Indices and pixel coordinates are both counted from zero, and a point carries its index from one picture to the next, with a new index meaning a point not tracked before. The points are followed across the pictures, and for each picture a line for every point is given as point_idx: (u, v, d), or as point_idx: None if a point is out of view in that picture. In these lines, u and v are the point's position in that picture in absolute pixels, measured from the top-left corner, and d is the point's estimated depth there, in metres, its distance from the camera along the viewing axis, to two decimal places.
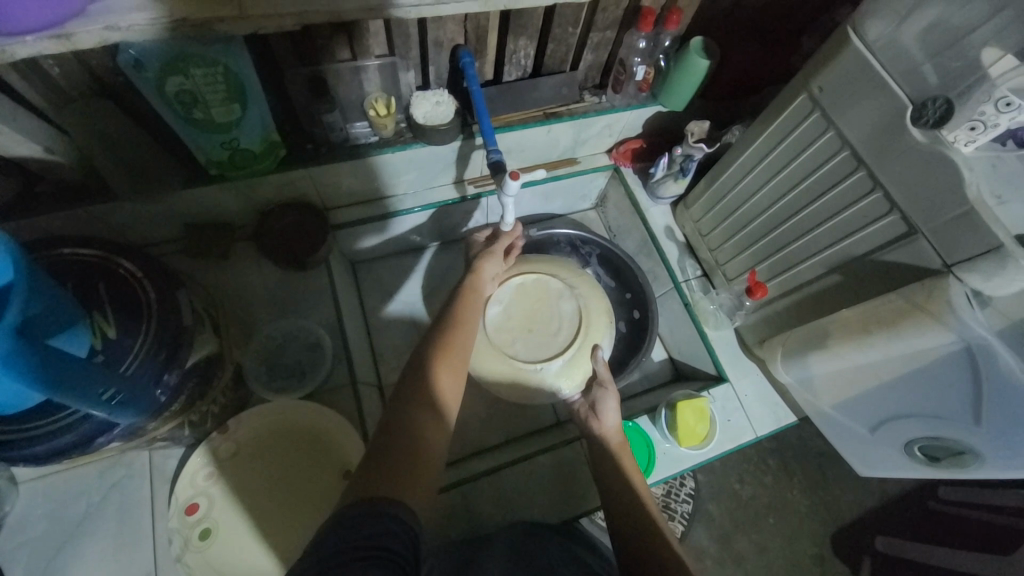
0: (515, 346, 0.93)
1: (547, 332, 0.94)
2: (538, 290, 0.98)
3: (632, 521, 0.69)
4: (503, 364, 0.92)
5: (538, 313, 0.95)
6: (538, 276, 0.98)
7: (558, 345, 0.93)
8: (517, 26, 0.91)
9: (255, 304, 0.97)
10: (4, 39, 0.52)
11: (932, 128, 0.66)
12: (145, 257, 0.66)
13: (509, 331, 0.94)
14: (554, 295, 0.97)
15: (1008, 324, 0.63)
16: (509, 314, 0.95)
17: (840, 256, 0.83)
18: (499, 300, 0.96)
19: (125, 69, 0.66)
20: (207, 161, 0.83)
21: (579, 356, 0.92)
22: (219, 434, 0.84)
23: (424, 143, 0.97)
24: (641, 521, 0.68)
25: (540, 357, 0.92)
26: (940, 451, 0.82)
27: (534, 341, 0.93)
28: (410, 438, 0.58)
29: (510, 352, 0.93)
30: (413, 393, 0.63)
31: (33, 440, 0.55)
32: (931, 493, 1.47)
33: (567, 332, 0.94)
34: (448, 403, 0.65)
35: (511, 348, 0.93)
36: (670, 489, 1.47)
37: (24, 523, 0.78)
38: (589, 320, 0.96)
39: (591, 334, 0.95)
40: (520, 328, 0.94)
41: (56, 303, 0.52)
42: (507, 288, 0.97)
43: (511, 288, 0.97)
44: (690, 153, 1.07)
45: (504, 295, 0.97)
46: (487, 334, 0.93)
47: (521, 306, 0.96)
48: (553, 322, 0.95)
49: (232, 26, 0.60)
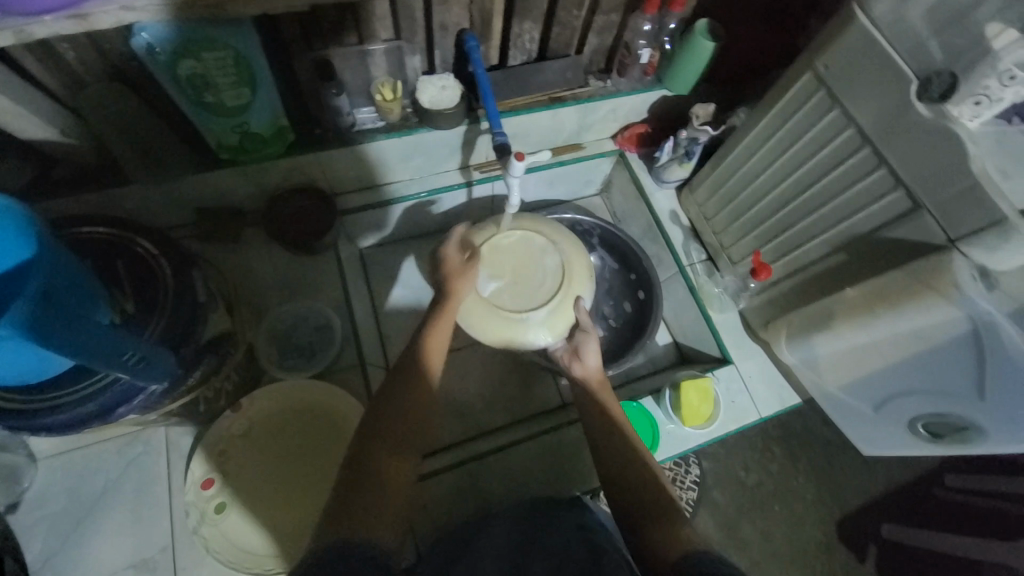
0: (498, 297, 0.87)
1: (532, 283, 0.88)
2: (521, 247, 0.90)
3: (641, 490, 0.69)
4: (487, 315, 0.86)
5: (522, 264, 0.89)
6: (522, 237, 0.90)
7: (544, 295, 0.87)
8: (522, 9, 0.92)
9: (266, 287, 0.99)
10: (23, 19, 0.54)
11: (937, 102, 0.66)
12: (161, 236, 0.68)
13: (490, 282, 0.87)
14: (536, 250, 0.90)
15: (1016, 307, 0.64)
16: (491, 266, 0.88)
17: (844, 235, 0.83)
18: (486, 261, 0.88)
19: (139, 53, 0.67)
20: (218, 144, 0.85)
21: (562, 307, 0.88)
22: (233, 412, 0.86)
23: (430, 128, 0.98)
24: (649, 499, 0.67)
25: (525, 307, 0.86)
26: (942, 428, 0.83)
27: (519, 291, 0.88)
28: (376, 482, 0.63)
29: (496, 303, 0.87)
30: (388, 425, 0.68)
31: (58, 408, 0.57)
32: (938, 481, 1.47)
33: (551, 283, 0.88)
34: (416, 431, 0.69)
35: (496, 299, 0.87)
36: (675, 477, 1.46)
37: (46, 498, 0.81)
38: (573, 270, 0.90)
39: (575, 285, 0.90)
40: (504, 278, 0.88)
41: (79, 274, 0.54)
42: (491, 249, 0.89)
43: (491, 250, 0.89)
44: (695, 136, 1.08)
45: (487, 256, 0.89)
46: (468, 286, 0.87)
47: (504, 258, 0.89)
48: (538, 273, 0.89)
49: (243, 7, 0.61)
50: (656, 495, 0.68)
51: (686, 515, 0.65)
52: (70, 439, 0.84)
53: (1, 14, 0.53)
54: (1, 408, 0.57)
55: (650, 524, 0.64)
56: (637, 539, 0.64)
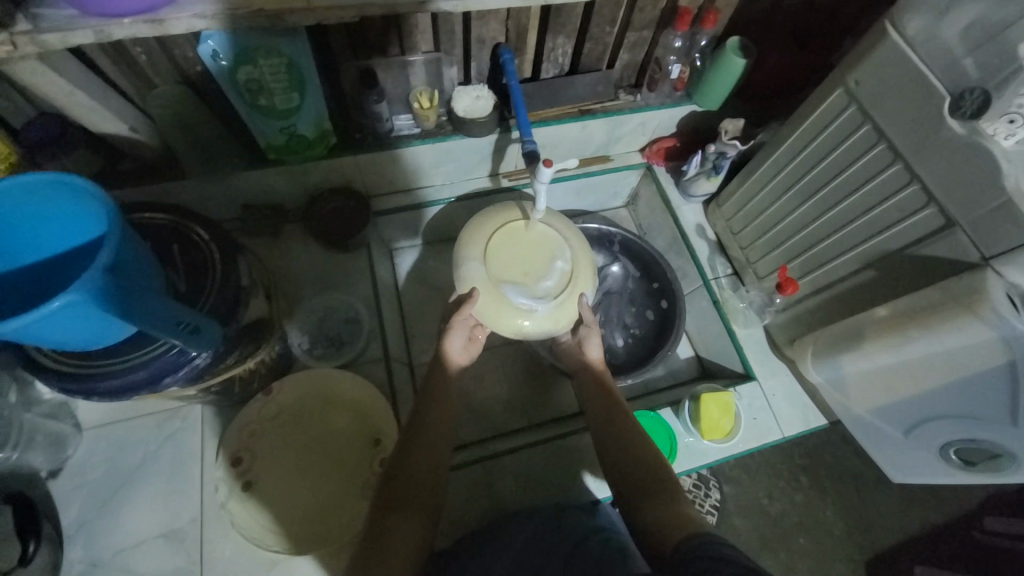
0: (506, 289, 0.83)
1: (541, 276, 0.85)
2: (531, 239, 0.87)
3: (651, 479, 0.71)
4: (493, 303, 0.82)
5: (531, 256, 0.86)
6: (532, 229, 0.87)
7: (551, 289, 0.84)
8: (557, 25, 0.96)
9: (301, 281, 1.04)
10: (105, 20, 0.61)
11: (970, 119, 0.66)
12: (212, 224, 0.73)
13: (498, 274, 0.84)
14: (550, 245, 0.86)
15: None
16: (500, 255, 0.85)
17: (874, 252, 0.82)
18: (494, 250, 0.85)
19: (204, 60, 0.73)
20: (268, 145, 0.91)
21: (569, 302, 0.85)
22: (264, 396, 0.91)
23: (463, 135, 1.02)
24: (658, 508, 0.66)
25: (532, 300, 0.83)
26: (975, 454, 0.80)
27: (527, 283, 0.84)
28: (395, 537, 0.69)
29: (503, 292, 0.83)
30: (408, 493, 0.73)
31: (110, 374, 0.62)
32: (977, 523, 1.38)
33: (559, 278, 0.85)
34: (427, 490, 0.75)
35: (504, 288, 0.83)
36: (694, 498, 1.41)
37: (87, 466, 0.87)
38: (581, 269, 0.87)
39: (582, 281, 0.87)
40: (512, 268, 0.84)
41: (141, 252, 0.59)
42: (499, 237, 0.86)
43: (500, 239, 0.86)
44: (723, 151, 1.08)
45: (496, 245, 0.86)
46: (477, 278, 0.83)
47: (513, 248, 0.85)
48: (547, 267, 0.85)
49: (300, 17, 0.67)
50: (668, 508, 0.66)
51: (701, 518, 0.63)
52: (114, 412, 0.90)
53: (85, 14, 0.60)
54: (62, 371, 0.62)
55: (662, 536, 0.62)
56: (651, 546, 0.63)
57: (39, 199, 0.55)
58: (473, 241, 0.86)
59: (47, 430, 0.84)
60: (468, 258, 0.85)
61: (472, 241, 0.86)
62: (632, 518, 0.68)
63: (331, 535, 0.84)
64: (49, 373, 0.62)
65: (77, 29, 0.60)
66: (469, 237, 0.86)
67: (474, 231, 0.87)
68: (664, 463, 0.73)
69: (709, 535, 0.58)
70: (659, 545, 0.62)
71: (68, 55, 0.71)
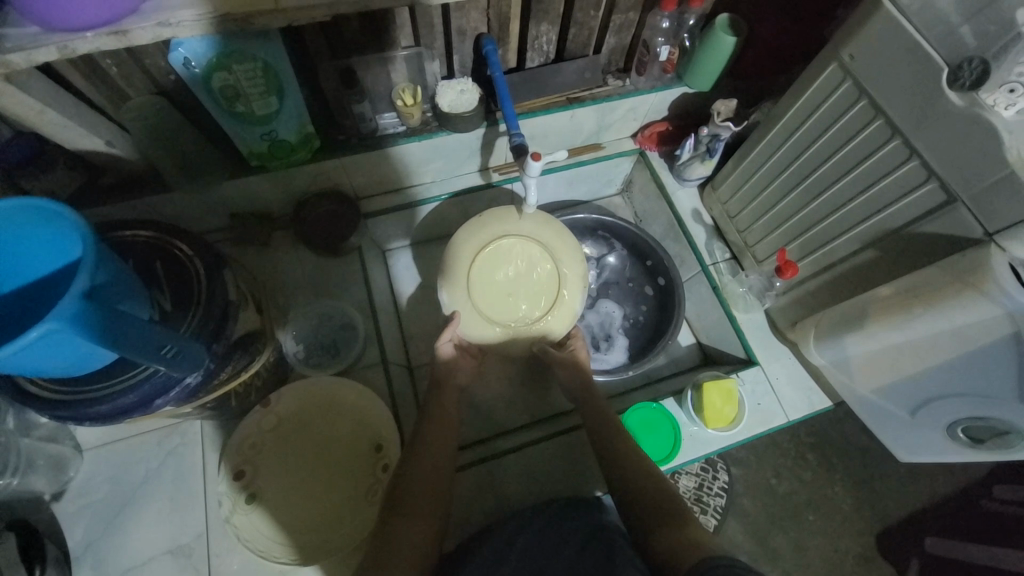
0: (492, 309, 0.89)
1: (527, 295, 0.90)
2: (517, 253, 0.90)
3: (652, 494, 0.71)
4: (478, 323, 0.88)
5: (514, 275, 0.90)
6: (522, 239, 0.90)
7: (535, 309, 0.90)
8: (540, 12, 0.93)
9: (294, 288, 1.04)
10: (68, 35, 0.58)
11: (969, 91, 0.63)
12: (196, 239, 0.72)
13: (486, 295, 0.89)
14: (536, 264, 0.90)
15: None
16: (486, 274, 0.89)
17: (876, 229, 0.80)
18: (481, 264, 0.88)
19: (177, 68, 0.70)
20: (249, 152, 0.88)
21: (554, 321, 0.90)
22: (262, 408, 0.90)
23: (450, 131, 0.99)
24: (668, 526, 0.66)
25: (517, 319, 0.89)
26: (984, 432, 0.79)
27: (513, 301, 0.90)
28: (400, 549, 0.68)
29: (489, 311, 0.89)
30: (413, 502, 0.72)
31: (98, 400, 0.61)
32: (985, 492, 1.38)
33: (544, 297, 0.90)
34: (436, 498, 0.74)
35: (490, 306, 0.89)
36: (702, 482, 1.41)
37: (89, 487, 0.87)
38: (569, 282, 0.91)
39: (568, 300, 0.91)
40: (498, 287, 0.89)
41: (119, 273, 0.57)
42: (486, 253, 0.89)
43: (486, 256, 0.89)
44: (716, 133, 1.05)
45: (482, 263, 0.89)
46: (466, 298, 0.88)
47: (496, 267, 0.89)
48: (532, 287, 0.90)
49: (269, 19, 0.64)
50: (676, 528, 0.65)
51: (706, 533, 0.63)
52: (114, 431, 0.90)
53: (47, 30, 0.58)
54: (49, 399, 0.61)
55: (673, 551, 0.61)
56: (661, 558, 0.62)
57: (21, 223, 0.54)
58: (461, 256, 0.88)
59: (46, 454, 0.83)
60: (454, 277, 0.88)
61: (460, 256, 0.88)
62: (642, 534, 0.67)
63: (337, 546, 0.84)
64: (38, 403, 0.61)
65: (40, 46, 0.58)
66: (457, 250, 0.88)
67: (462, 245, 0.88)
68: (663, 477, 0.74)
69: (722, 555, 0.56)
70: (671, 565, 0.60)
71: (36, 72, 0.68)
